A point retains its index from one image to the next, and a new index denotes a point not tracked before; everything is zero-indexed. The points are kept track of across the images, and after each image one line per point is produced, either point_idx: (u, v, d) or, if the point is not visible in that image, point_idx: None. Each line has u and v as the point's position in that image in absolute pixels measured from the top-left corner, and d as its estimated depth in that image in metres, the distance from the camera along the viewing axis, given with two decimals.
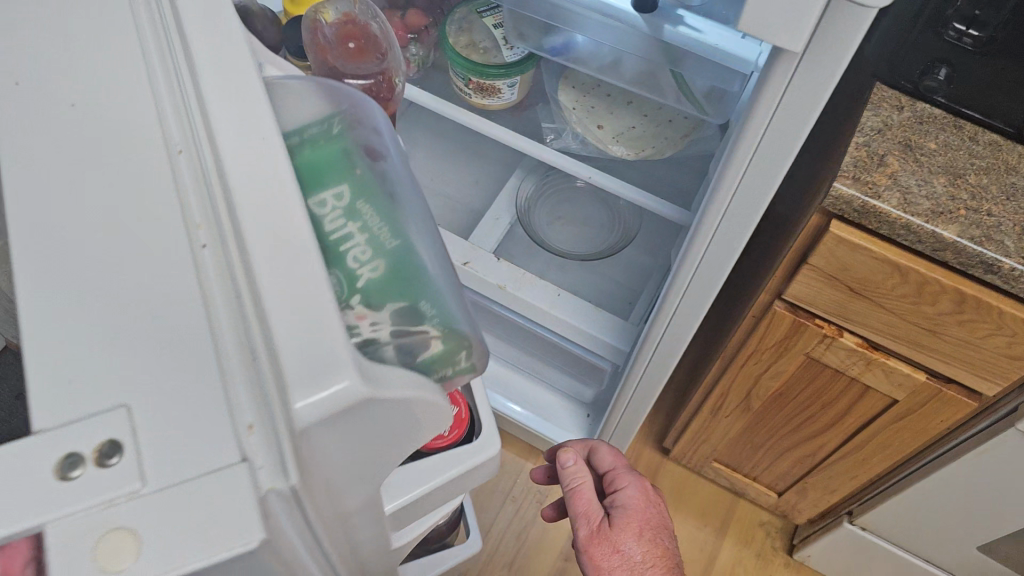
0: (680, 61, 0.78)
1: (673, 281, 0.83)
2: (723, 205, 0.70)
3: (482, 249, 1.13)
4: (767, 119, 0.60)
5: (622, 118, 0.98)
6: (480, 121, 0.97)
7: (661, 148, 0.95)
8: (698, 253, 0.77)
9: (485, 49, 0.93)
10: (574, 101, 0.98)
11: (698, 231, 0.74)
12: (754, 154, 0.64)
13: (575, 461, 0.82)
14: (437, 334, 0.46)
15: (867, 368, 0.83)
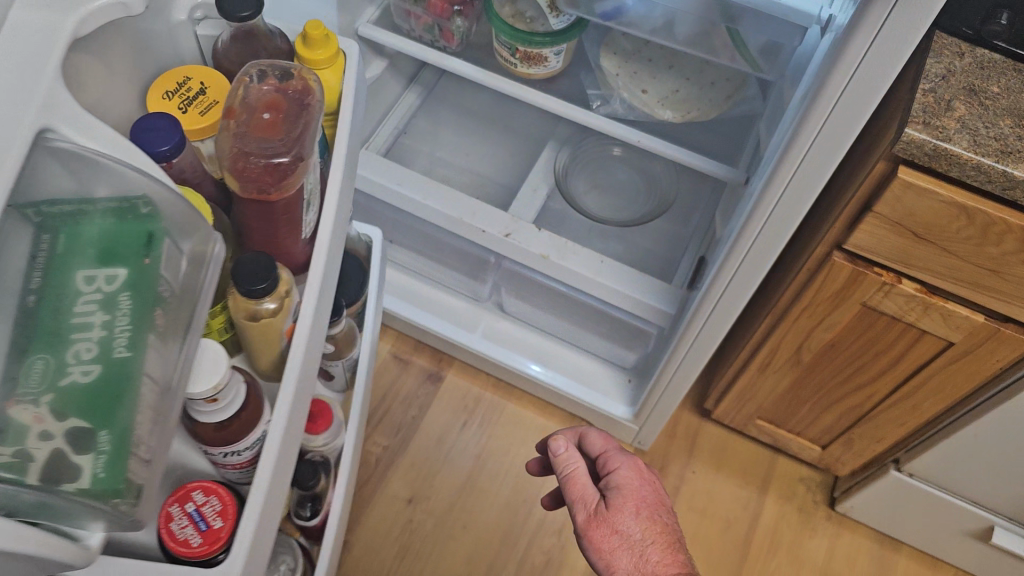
0: (737, 18, 0.78)
1: (742, 231, 0.85)
2: (802, 151, 0.72)
3: (523, 220, 1.15)
4: (859, 58, 0.63)
5: (665, 83, 0.99)
6: (529, 91, 0.99)
7: (706, 109, 0.97)
8: (770, 201, 0.79)
9: (531, 18, 0.94)
10: (618, 68, 0.99)
11: (774, 177, 0.77)
12: (843, 98, 0.66)
13: (565, 447, 0.81)
14: (97, 464, 0.47)
15: (924, 314, 0.85)
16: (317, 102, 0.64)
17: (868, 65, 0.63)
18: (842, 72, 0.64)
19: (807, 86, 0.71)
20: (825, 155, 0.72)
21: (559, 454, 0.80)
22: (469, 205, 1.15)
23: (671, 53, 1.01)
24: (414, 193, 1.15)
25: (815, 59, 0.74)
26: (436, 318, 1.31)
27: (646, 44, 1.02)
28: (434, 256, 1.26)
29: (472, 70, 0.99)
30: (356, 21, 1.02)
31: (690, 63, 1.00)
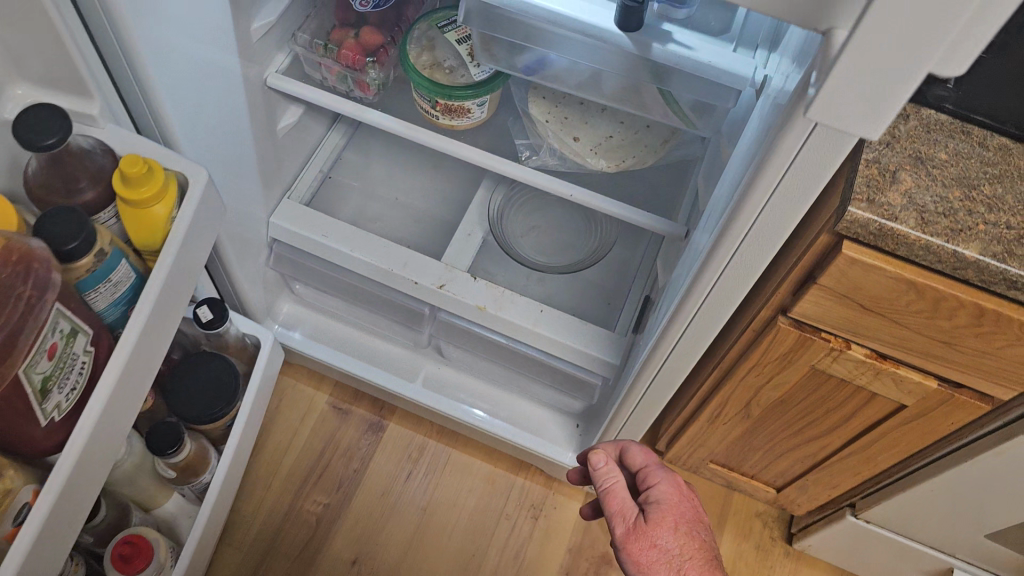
0: (666, 78, 0.73)
1: (690, 295, 0.80)
2: (746, 225, 0.68)
3: (457, 269, 1.08)
4: (803, 140, 0.58)
5: (598, 128, 0.93)
6: (454, 142, 0.93)
7: (641, 157, 0.91)
8: (713, 270, 0.75)
9: (451, 68, 0.88)
10: (548, 113, 0.93)
11: (716, 248, 0.73)
12: (787, 175, 0.61)
13: (604, 461, 0.83)
14: None
15: (875, 378, 0.80)
16: (37, 288, 0.58)
17: (814, 143, 0.57)
18: (783, 153, 0.59)
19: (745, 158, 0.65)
20: (772, 225, 0.67)
21: (598, 468, 0.83)
22: (400, 256, 1.09)
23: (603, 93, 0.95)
24: (341, 244, 1.09)
25: (752, 123, 0.68)
26: (374, 368, 1.25)
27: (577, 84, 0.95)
28: (366, 308, 1.19)
29: (391, 123, 0.92)
30: (265, 71, 0.93)
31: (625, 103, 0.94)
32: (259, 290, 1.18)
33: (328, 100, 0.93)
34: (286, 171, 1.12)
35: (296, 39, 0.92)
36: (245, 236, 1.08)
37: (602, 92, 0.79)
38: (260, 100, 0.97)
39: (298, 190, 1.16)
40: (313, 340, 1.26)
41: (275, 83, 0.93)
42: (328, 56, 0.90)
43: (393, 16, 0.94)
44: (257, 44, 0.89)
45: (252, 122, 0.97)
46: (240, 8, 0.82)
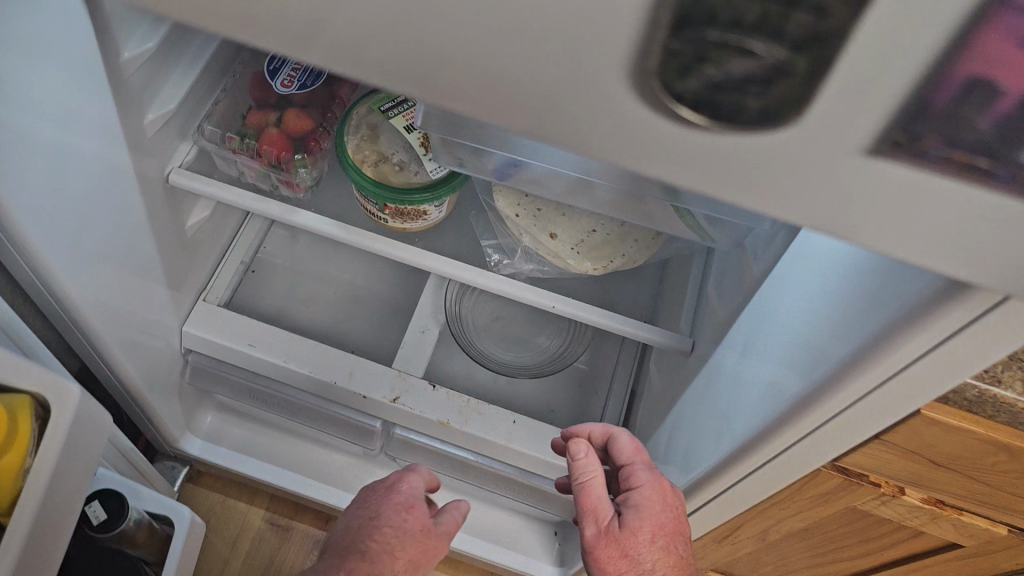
0: (681, 191, 0.58)
1: (708, 472, 0.62)
2: (794, 435, 0.50)
3: (412, 377, 0.92)
4: (899, 364, 0.40)
5: (576, 221, 0.78)
6: (405, 248, 0.77)
7: (631, 256, 0.77)
8: (745, 467, 0.57)
9: (401, 163, 0.72)
10: (517, 206, 0.77)
11: (749, 450, 0.55)
12: (848, 412, 0.45)
13: (585, 453, 0.68)
14: None
15: (930, 521, 0.67)
16: None
17: (889, 391, 0.42)
18: (845, 394, 0.43)
19: (793, 316, 0.51)
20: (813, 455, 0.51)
21: (579, 460, 0.68)
22: (345, 364, 0.91)
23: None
24: (271, 355, 0.91)
25: (788, 271, 0.53)
26: (319, 487, 1.07)
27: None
28: (304, 422, 1.01)
29: (330, 228, 0.77)
30: (167, 166, 0.75)
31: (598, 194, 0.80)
32: (173, 405, 0.99)
33: (248, 201, 0.76)
34: (199, 267, 0.94)
35: (203, 131, 0.74)
36: (152, 353, 0.89)
37: (596, 200, 0.65)
38: (163, 199, 0.78)
39: (216, 288, 0.97)
40: (243, 454, 1.08)
41: (179, 181, 0.75)
42: (246, 150, 0.74)
43: (327, 95, 0.77)
44: (155, 138, 0.71)
45: (154, 227, 0.79)
46: (129, 102, 0.64)
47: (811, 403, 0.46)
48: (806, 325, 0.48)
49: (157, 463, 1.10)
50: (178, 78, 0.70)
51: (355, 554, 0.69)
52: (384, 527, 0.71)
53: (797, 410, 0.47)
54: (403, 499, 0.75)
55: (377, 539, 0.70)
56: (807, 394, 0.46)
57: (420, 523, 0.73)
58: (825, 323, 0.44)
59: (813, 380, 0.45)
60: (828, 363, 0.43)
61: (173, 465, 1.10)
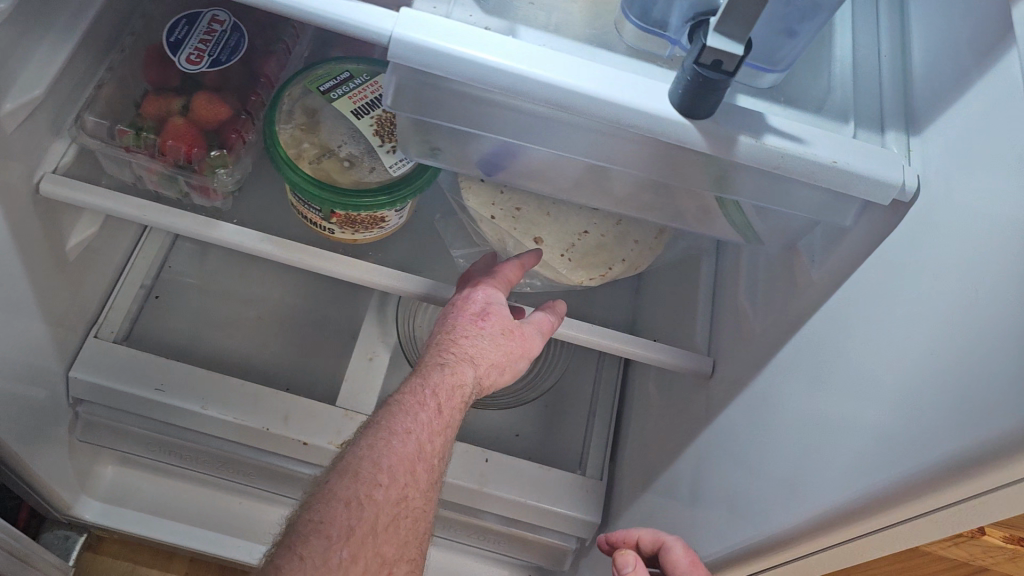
0: (729, 177, 0.46)
1: (771, 537, 0.49)
2: (958, 493, 0.36)
3: (364, 417, 0.76)
4: None
5: (564, 218, 0.64)
6: (356, 264, 0.62)
7: (632, 261, 0.64)
8: (846, 534, 0.43)
9: (351, 158, 0.56)
10: (493, 206, 0.62)
11: (869, 510, 0.41)
12: (1004, 489, 0.34)
13: (633, 566, 0.56)
14: None
15: (1008, 561, 0.57)
16: None
17: None
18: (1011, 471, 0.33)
19: (945, 316, 0.37)
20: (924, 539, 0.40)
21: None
22: (278, 405, 0.75)
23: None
24: (185, 401, 0.74)
25: (891, 283, 0.42)
26: (255, 548, 0.90)
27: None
28: (230, 475, 0.84)
29: (257, 243, 0.60)
30: (38, 171, 0.58)
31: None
32: (62, 465, 0.81)
33: (150, 214, 0.59)
34: (88, 295, 0.76)
35: (84, 124, 0.57)
36: (31, 407, 0.71)
37: (612, 194, 0.52)
38: (36, 215, 0.61)
39: (110, 322, 0.78)
40: (155, 516, 0.89)
41: (53, 190, 0.57)
42: (145, 147, 0.58)
43: (251, 76, 0.62)
44: (17, 133, 0.53)
45: (23, 252, 0.61)
46: None
47: (966, 472, 0.35)
48: (990, 328, 0.34)
49: (46, 533, 0.90)
50: (47, 55, 0.53)
51: (436, 365, 0.52)
52: (465, 336, 0.54)
53: (938, 480, 0.36)
54: (486, 297, 0.57)
55: (462, 348, 0.53)
56: (972, 459, 0.34)
57: (504, 327, 0.55)
58: (1008, 347, 0.33)
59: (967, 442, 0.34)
60: (1003, 422, 0.32)
61: (66, 535, 0.91)
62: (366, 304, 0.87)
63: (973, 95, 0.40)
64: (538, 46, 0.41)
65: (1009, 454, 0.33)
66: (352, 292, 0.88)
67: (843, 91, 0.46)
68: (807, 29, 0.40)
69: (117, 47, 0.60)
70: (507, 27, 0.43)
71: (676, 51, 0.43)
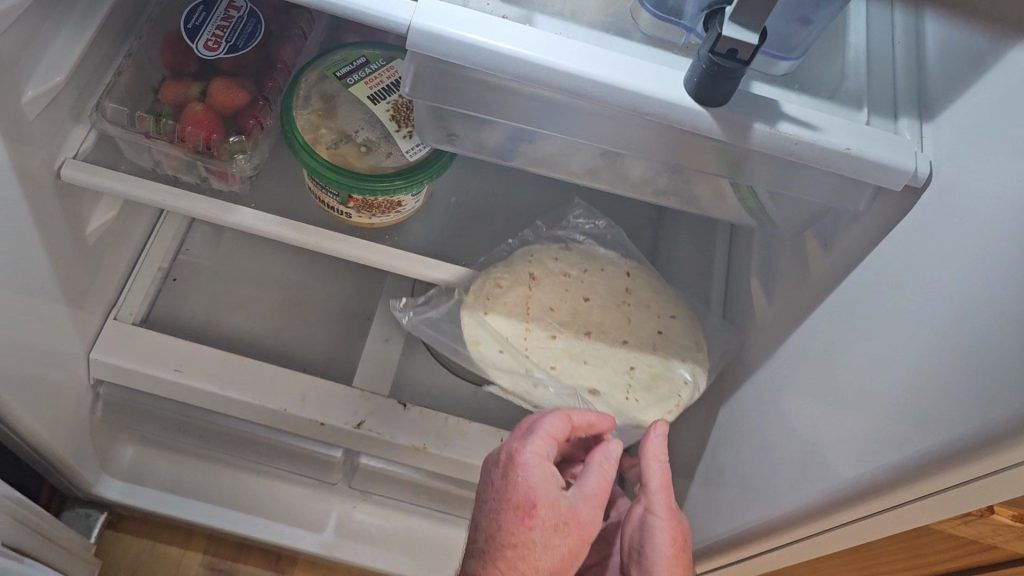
0: (744, 164, 0.46)
1: (780, 517, 0.50)
2: (963, 476, 0.37)
3: (379, 398, 0.77)
4: None
5: (607, 355, 0.64)
6: (373, 249, 0.63)
7: (694, 382, 0.64)
8: (852, 513, 0.45)
9: (368, 143, 0.57)
10: (537, 363, 0.63)
11: (876, 490, 0.42)
12: (1005, 473, 0.36)
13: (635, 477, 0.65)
14: None
15: (1016, 539, 0.58)
16: None
17: None
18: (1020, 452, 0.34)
19: (952, 306, 0.38)
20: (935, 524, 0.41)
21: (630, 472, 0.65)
22: (296, 386, 0.76)
23: (574, 287, 0.67)
24: (203, 382, 0.75)
25: (900, 269, 0.43)
26: (274, 527, 0.92)
27: (534, 289, 0.66)
28: (247, 456, 0.85)
29: (275, 227, 0.61)
30: (58, 157, 0.58)
31: (612, 301, 0.67)
32: (84, 445, 0.82)
33: (170, 198, 0.60)
34: (106, 279, 0.77)
35: (103, 110, 0.57)
36: (52, 391, 0.72)
37: (626, 180, 0.52)
38: (56, 201, 0.61)
39: (128, 305, 0.79)
40: (174, 495, 0.91)
41: (74, 176, 0.58)
42: (164, 134, 0.58)
43: (266, 63, 0.62)
44: (38, 121, 0.54)
45: (45, 237, 0.62)
46: None
47: (970, 454, 0.36)
48: (994, 319, 0.35)
49: (67, 511, 0.92)
50: (66, 44, 0.54)
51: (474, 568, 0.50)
52: (513, 537, 0.49)
53: (953, 459, 0.37)
54: (543, 478, 0.51)
55: (503, 552, 0.49)
56: (975, 444, 0.35)
57: (556, 525, 0.50)
58: (1011, 336, 0.34)
59: (978, 424, 0.35)
60: (1006, 406, 0.34)
61: (87, 513, 0.93)
62: (379, 286, 0.88)
63: (984, 85, 0.40)
64: (555, 34, 0.42)
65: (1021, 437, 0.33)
66: (366, 276, 0.89)
67: (857, 77, 0.46)
68: (822, 18, 0.40)
69: (135, 33, 0.61)
70: (524, 15, 0.43)
71: (692, 38, 0.43)
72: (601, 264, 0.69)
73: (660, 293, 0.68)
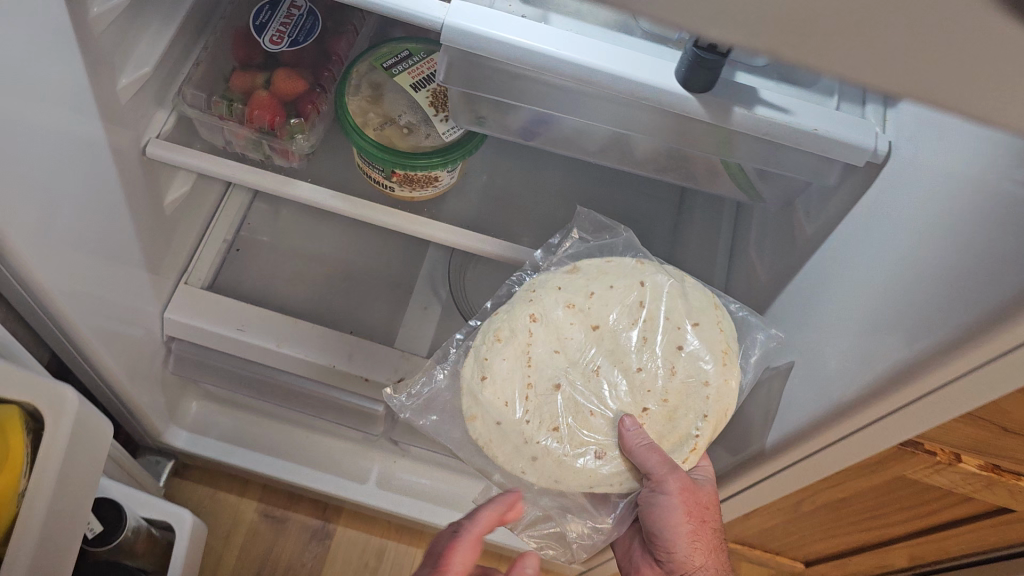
0: (733, 144, 0.53)
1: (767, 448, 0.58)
2: (907, 397, 0.45)
3: (418, 358, 0.86)
4: None
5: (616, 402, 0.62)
6: (413, 220, 0.71)
7: (722, 412, 0.60)
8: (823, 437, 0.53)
9: (409, 126, 0.65)
10: (542, 424, 0.61)
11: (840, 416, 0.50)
12: (938, 392, 0.44)
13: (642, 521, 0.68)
14: None
15: (985, 487, 0.65)
16: None
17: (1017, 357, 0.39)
18: (946, 372, 0.42)
19: (902, 260, 0.46)
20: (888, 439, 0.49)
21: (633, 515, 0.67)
22: (344, 346, 0.85)
23: (580, 320, 0.63)
24: (263, 340, 0.84)
25: (865, 232, 0.50)
26: (321, 477, 1.01)
27: (533, 338, 0.62)
28: (298, 410, 0.95)
29: (329, 199, 0.70)
30: (144, 136, 0.68)
31: (621, 329, 0.63)
32: (156, 397, 0.92)
33: (236, 172, 0.69)
34: (179, 248, 0.87)
35: (183, 95, 0.66)
36: (133, 344, 0.82)
37: (632, 159, 0.60)
38: (141, 175, 0.71)
39: (196, 271, 0.90)
40: (233, 446, 1.00)
41: (158, 152, 0.67)
42: (233, 116, 0.67)
43: (322, 55, 0.71)
44: (129, 105, 0.63)
45: (131, 206, 0.71)
46: (100, 63, 0.57)
47: (908, 377, 0.44)
48: (931, 268, 0.43)
49: (140, 458, 1.03)
50: (153, 38, 0.63)
51: None
52: None
53: (895, 381, 0.45)
54: None
55: None
56: (911, 368, 0.43)
57: None
58: (942, 280, 0.41)
59: (917, 351, 0.43)
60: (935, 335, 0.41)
61: (157, 460, 1.03)
62: (419, 259, 0.97)
63: None
64: (568, 31, 0.49)
65: (943, 357, 0.41)
66: (407, 251, 0.98)
67: None
68: None
69: (210, 29, 0.70)
70: (541, 15, 0.50)
71: (684, 34, 0.51)
72: (612, 278, 0.64)
73: (679, 296, 0.64)
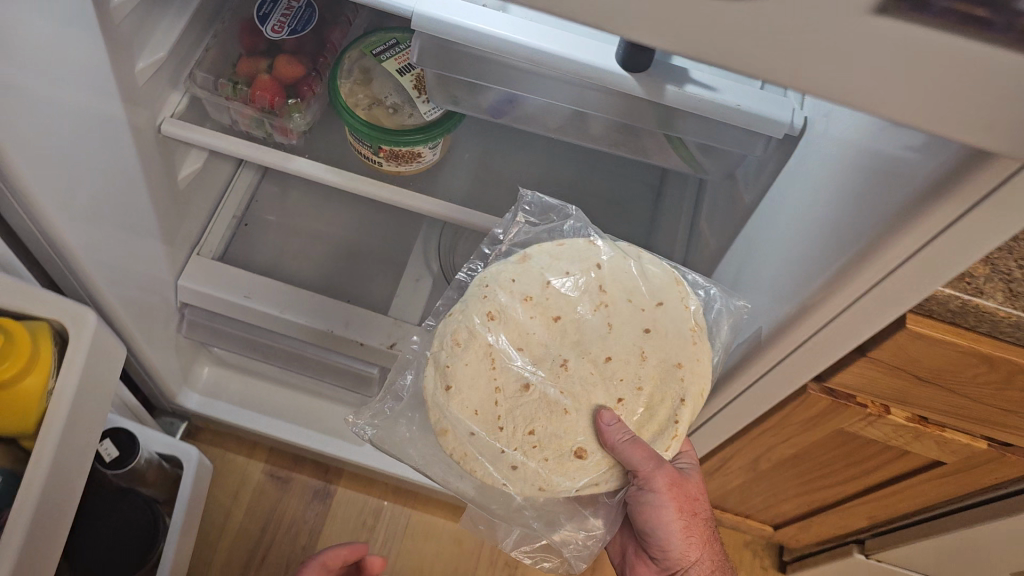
0: (673, 120, 0.60)
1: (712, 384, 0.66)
2: (815, 324, 0.53)
3: (408, 324, 0.93)
4: (919, 241, 0.42)
5: (587, 396, 0.64)
6: (399, 191, 0.79)
7: (689, 393, 0.63)
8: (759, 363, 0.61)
9: (395, 106, 0.73)
10: (515, 430, 0.63)
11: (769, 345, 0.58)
12: (838, 319, 0.51)
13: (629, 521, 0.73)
14: None
15: (915, 439, 0.69)
16: None
17: (891, 285, 0.46)
18: (839, 301, 0.49)
19: (810, 212, 0.53)
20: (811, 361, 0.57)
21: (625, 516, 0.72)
22: (340, 313, 0.92)
23: (540, 313, 0.65)
24: (267, 306, 0.92)
25: (787, 189, 0.58)
26: (321, 439, 1.09)
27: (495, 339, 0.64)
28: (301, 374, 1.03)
29: (324, 172, 0.77)
30: (159, 116, 0.76)
31: (581, 317, 0.65)
32: (171, 361, 1.00)
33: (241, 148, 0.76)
34: (192, 222, 0.94)
35: (194, 78, 0.74)
36: (149, 308, 0.90)
37: (589, 136, 0.66)
38: (157, 152, 0.79)
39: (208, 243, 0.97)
40: (242, 409, 1.08)
41: (172, 130, 0.75)
42: (239, 97, 0.74)
43: (319, 43, 0.79)
44: (145, 87, 0.71)
45: (148, 179, 0.79)
46: (120, 50, 0.65)
47: (812, 306, 0.51)
48: (829, 214, 0.50)
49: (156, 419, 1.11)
50: (167, 27, 0.70)
51: None
52: None
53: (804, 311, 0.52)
54: None
55: None
56: (813, 298, 0.51)
57: None
58: (836, 224, 0.49)
59: (818, 287, 0.50)
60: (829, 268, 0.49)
61: (172, 421, 1.11)
62: (412, 236, 1.04)
63: None
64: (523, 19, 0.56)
65: (834, 287, 0.49)
66: (402, 228, 1.05)
67: None
68: None
69: (218, 20, 0.78)
70: (501, 5, 0.57)
71: None
72: (564, 264, 0.67)
73: (628, 278, 0.67)
